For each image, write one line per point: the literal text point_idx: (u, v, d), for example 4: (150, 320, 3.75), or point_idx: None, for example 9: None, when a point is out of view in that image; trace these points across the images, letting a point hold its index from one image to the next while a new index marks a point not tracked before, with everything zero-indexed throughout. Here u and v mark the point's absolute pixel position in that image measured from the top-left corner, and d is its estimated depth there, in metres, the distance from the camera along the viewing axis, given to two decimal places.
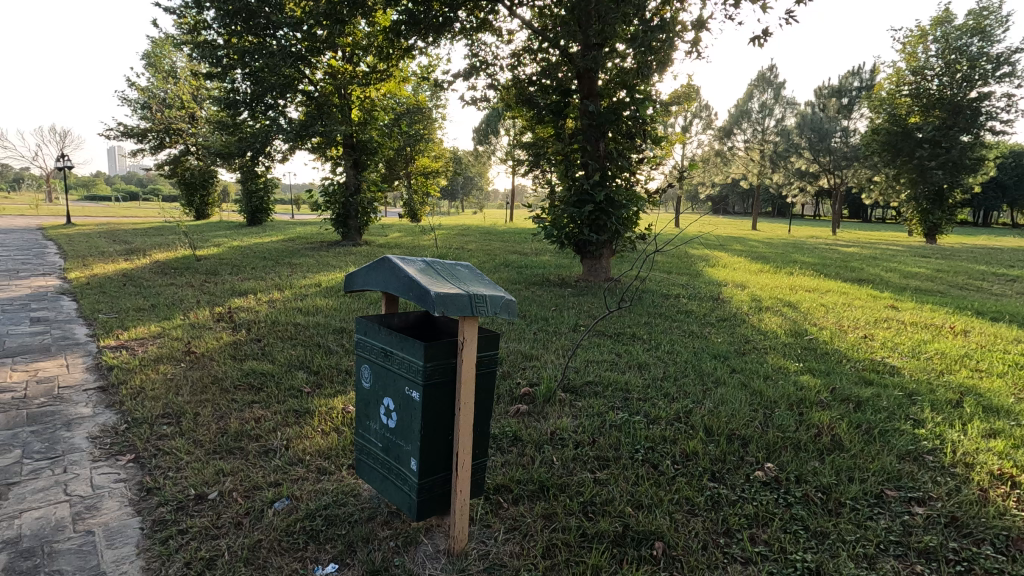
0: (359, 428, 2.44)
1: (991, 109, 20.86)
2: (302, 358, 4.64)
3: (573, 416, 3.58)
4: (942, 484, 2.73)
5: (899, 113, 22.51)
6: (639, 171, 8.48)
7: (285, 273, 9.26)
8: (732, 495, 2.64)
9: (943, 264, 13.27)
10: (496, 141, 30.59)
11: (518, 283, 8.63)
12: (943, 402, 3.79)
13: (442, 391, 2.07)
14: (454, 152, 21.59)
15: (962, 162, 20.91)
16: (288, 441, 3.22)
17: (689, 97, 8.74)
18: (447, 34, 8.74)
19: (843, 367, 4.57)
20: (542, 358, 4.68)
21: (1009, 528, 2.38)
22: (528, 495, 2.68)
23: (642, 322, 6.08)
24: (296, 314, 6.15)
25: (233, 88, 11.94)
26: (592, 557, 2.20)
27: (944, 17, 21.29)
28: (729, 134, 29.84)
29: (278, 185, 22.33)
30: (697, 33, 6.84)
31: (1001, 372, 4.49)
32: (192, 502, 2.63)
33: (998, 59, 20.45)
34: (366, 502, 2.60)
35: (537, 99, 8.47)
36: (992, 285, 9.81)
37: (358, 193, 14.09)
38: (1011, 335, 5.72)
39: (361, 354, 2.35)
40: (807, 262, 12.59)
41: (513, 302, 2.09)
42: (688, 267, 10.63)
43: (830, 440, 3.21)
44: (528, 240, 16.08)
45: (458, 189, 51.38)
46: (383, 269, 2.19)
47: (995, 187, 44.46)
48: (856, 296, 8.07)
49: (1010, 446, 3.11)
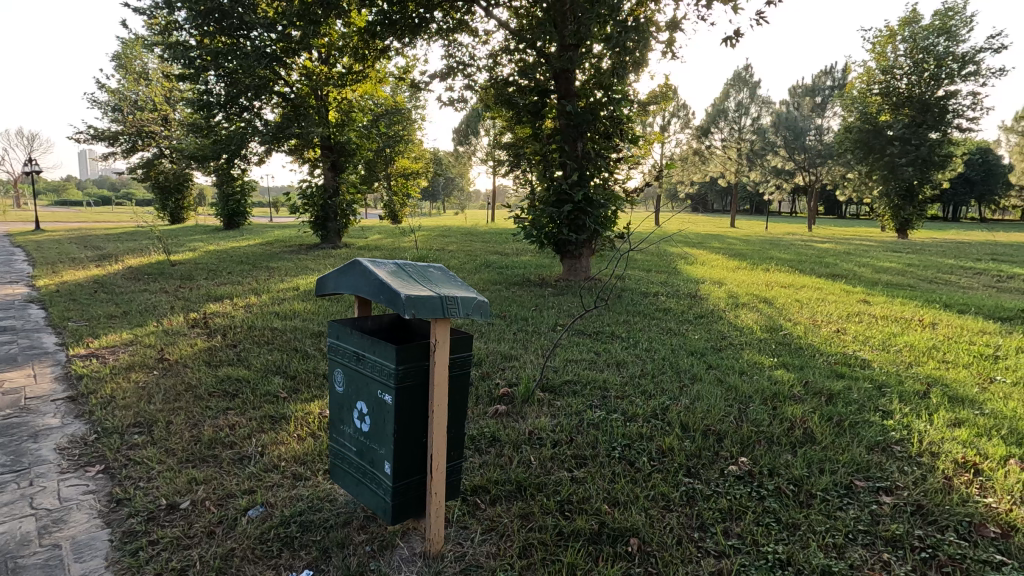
0: (333, 433, 2.42)
1: (958, 107, 21.49)
2: (279, 362, 4.59)
3: (551, 416, 3.60)
4: (909, 473, 2.80)
5: (870, 112, 23.01)
6: (618, 171, 8.52)
7: (263, 277, 9.15)
8: (707, 490, 2.68)
9: (913, 258, 13.61)
10: (476, 142, 30.56)
11: (497, 283, 8.64)
12: (911, 392, 3.89)
13: (415, 395, 2.06)
14: (435, 153, 21.56)
15: (931, 159, 21.46)
16: (263, 447, 3.18)
17: (666, 97, 8.83)
18: (423, 35, 8.70)
19: (816, 362, 4.66)
20: (522, 358, 4.70)
21: (972, 515, 2.45)
22: (505, 495, 2.69)
23: (621, 320, 6.12)
24: (273, 318, 6.07)
25: (206, 89, 11.74)
26: (569, 556, 2.22)
27: (911, 18, 21.79)
28: (707, 132, 30.14)
29: (255, 188, 22.03)
30: (671, 33, 6.90)
31: (966, 363, 4.63)
32: (163, 512, 2.59)
33: (963, 59, 21.05)
34: (342, 507, 2.58)
35: (515, 99, 8.48)
36: (960, 279, 10.08)
37: (337, 196, 13.93)
38: (977, 326, 5.89)
39: (334, 359, 2.33)
40: (783, 258, 12.83)
41: (486, 303, 2.09)
42: (667, 266, 10.73)
43: (803, 432, 3.27)
44: (509, 240, 16.13)
45: (439, 190, 51.23)
46: (354, 272, 2.18)
47: (964, 182, 45.77)
48: (830, 291, 8.23)
49: (974, 435, 3.21)
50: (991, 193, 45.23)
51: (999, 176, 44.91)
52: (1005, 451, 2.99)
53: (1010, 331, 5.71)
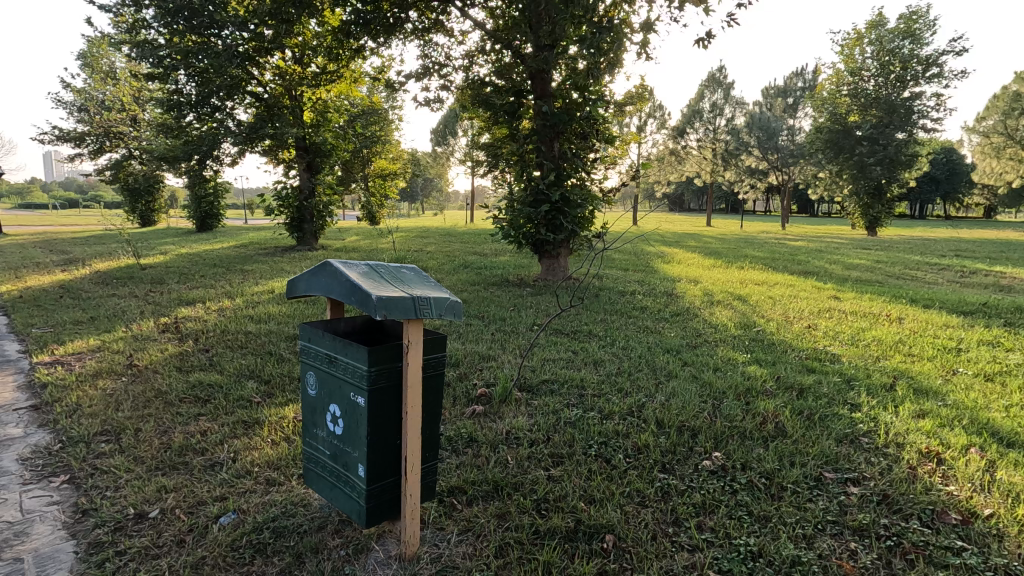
0: (306, 437, 2.38)
1: (923, 107, 22.15)
2: (253, 366, 4.51)
3: (528, 415, 3.60)
4: (875, 464, 2.88)
5: (839, 112, 23.57)
6: (594, 171, 8.57)
7: (236, 280, 8.99)
8: (681, 485, 2.72)
9: (881, 255, 13.96)
10: (454, 142, 30.45)
11: (475, 283, 8.62)
12: (878, 386, 4.00)
13: (388, 397, 2.05)
14: (412, 154, 21.47)
15: (898, 159, 22.05)
16: (235, 452, 3.13)
17: (642, 97, 8.92)
18: (398, 34, 8.64)
19: (787, 357, 4.76)
20: (499, 359, 4.70)
21: (934, 503, 2.52)
22: (482, 495, 2.68)
23: (598, 319, 6.16)
24: (247, 322, 5.97)
25: (176, 89, 11.48)
26: (544, 554, 2.23)
27: (878, 21, 22.40)
28: (683, 133, 30.53)
29: (229, 190, 21.63)
30: (645, 35, 6.98)
31: (931, 356, 4.77)
32: (131, 522, 2.53)
33: (927, 61, 21.72)
34: (317, 511, 2.56)
35: (492, 100, 8.47)
36: (925, 274, 10.40)
37: (313, 197, 13.70)
38: (941, 321, 6.07)
39: (306, 361, 2.30)
40: (758, 257, 13.05)
41: (459, 303, 2.09)
42: (645, 265, 10.84)
43: (774, 427, 3.34)
44: (488, 240, 16.13)
45: (417, 191, 50.93)
46: (325, 274, 2.15)
47: (929, 181, 47.23)
48: (802, 288, 8.40)
49: (938, 426, 3.31)
50: (954, 190, 46.73)
51: (962, 175, 46.39)
52: (966, 440, 3.09)
53: (972, 325, 5.91)
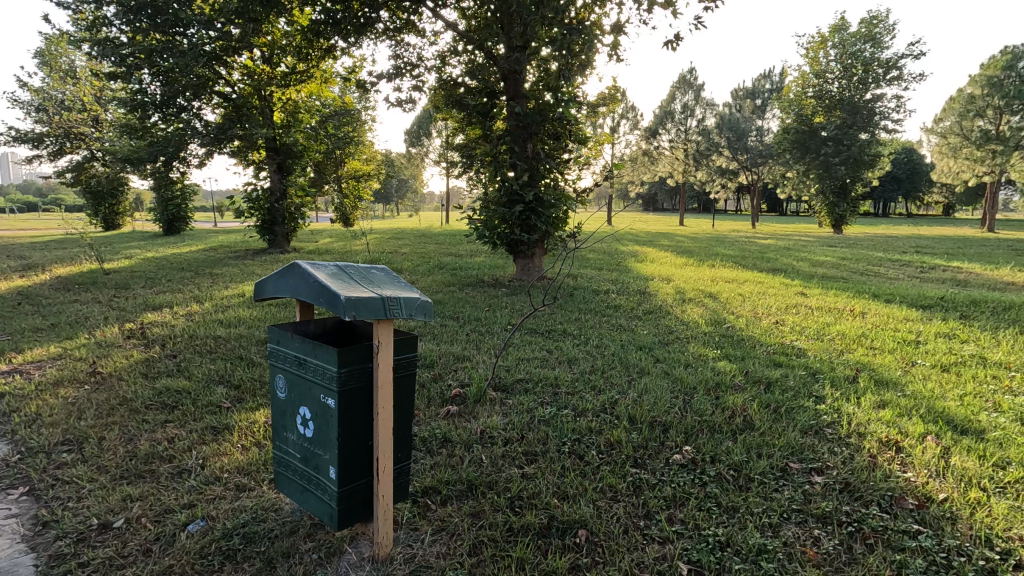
0: (276, 441, 2.35)
1: (884, 109, 22.90)
2: (222, 372, 4.42)
3: (503, 414, 3.62)
4: (838, 453, 2.98)
5: (805, 113, 24.22)
6: (568, 171, 8.64)
7: (205, 284, 8.80)
8: (652, 479, 2.77)
9: (846, 252, 14.37)
10: (429, 143, 30.27)
11: (450, 284, 8.61)
12: (841, 378, 4.13)
13: (359, 398, 2.04)
14: (386, 155, 21.32)
15: (862, 159, 22.72)
16: (204, 459, 3.07)
17: (615, 98, 9.00)
18: (369, 34, 8.56)
19: (756, 352, 4.87)
20: (474, 359, 4.71)
21: (893, 489, 2.62)
22: (456, 495, 2.69)
23: (572, 318, 6.22)
24: (217, 326, 5.85)
25: (140, 88, 11.16)
26: (518, 551, 2.24)
27: (840, 25, 23.07)
28: (655, 134, 30.86)
29: (197, 192, 21.12)
30: (615, 37, 7.08)
31: (892, 348, 4.94)
32: (95, 532, 2.46)
33: (887, 64, 22.50)
34: (288, 516, 2.53)
35: (465, 100, 8.46)
36: (888, 271, 10.75)
37: (284, 199, 13.46)
38: (902, 315, 6.29)
39: (275, 364, 2.28)
40: (728, 255, 13.36)
41: (429, 303, 2.09)
42: (618, 264, 10.96)
43: (742, 420, 3.42)
44: (463, 241, 16.11)
45: (392, 193, 50.55)
46: (293, 276, 2.13)
47: (891, 180, 48.82)
48: (770, 285, 8.59)
49: (896, 415, 3.43)
50: (915, 189, 48.40)
51: (923, 175, 48.07)
52: (923, 429, 3.21)
53: (931, 318, 6.13)
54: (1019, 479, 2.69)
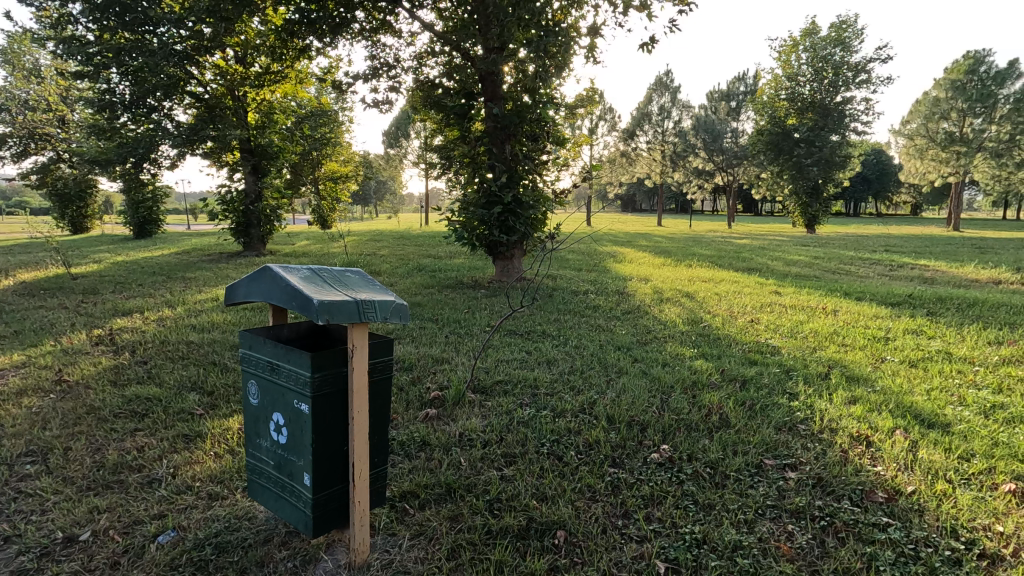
0: (249, 448, 2.31)
1: (854, 111, 23.49)
2: (194, 378, 4.32)
3: (482, 416, 3.60)
4: (811, 449, 3.04)
5: (778, 116, 24.70)
6: (546, 172, 8.65)
7: (177, 288, 8.61)
8: (630, 478, 2.78)
9: (819, 252, 14.66)
10: (407, 145, 30.05)
11: (429, 286, 8.56)
12: (814, 374, 4.21)
13: (333, 403, 2.01)
14: (364, 156, 21.13)
15: (833, 160, 23.25)
16: (175, 467, 3.00)
17: (593, 99, 9.06)
18: (345, 35, 8.47)
19: (732, 350, 4.94)
20: (453, 361, 4.68)
21: (863, 483, 2.68)
22: (434, 499, 2.67)
23: (552, 319, 6.23)
24: (189, 331, 5.73)
25: (107, 88, 10.86)
26: (496, 554, 2.24)
27: (811, 29, 23.61)
28: (633, 135, 31.12)
29: (169, 194, 20.67)
30: (592, 40, 7.14)
31: (862, 345, 5.06)
32: (59, 546, 2.38)
33: (857, 67, 23.08)
34: (262, 524, 2.49)
35: (443, 101, 8.42)
36: (859, 269, 11.00)
37: (260, 202, 13.23)
38: (872, 312, 6.44)
39: (247, 370, 2.23)
40: (705, 255, 13.54)
41: (405, 306, 2.08)
42: (597, 264, 11.03)
43: (718, 417, 3.47)
44: (443, 242, 16.05)
45: (370, 194, 50.09)
46: (264, 279, 2.09)
47: (861, 181, 50.05)
48: (746, 284, 8.73)
49: (867, 410, 3.51)
50: (884, 189, 49.68)
51: (891, 175, 49.37)
52: (892, 423, 3.29)
53: (899, 315, 6.29)
54: (983, 471, 2.77)
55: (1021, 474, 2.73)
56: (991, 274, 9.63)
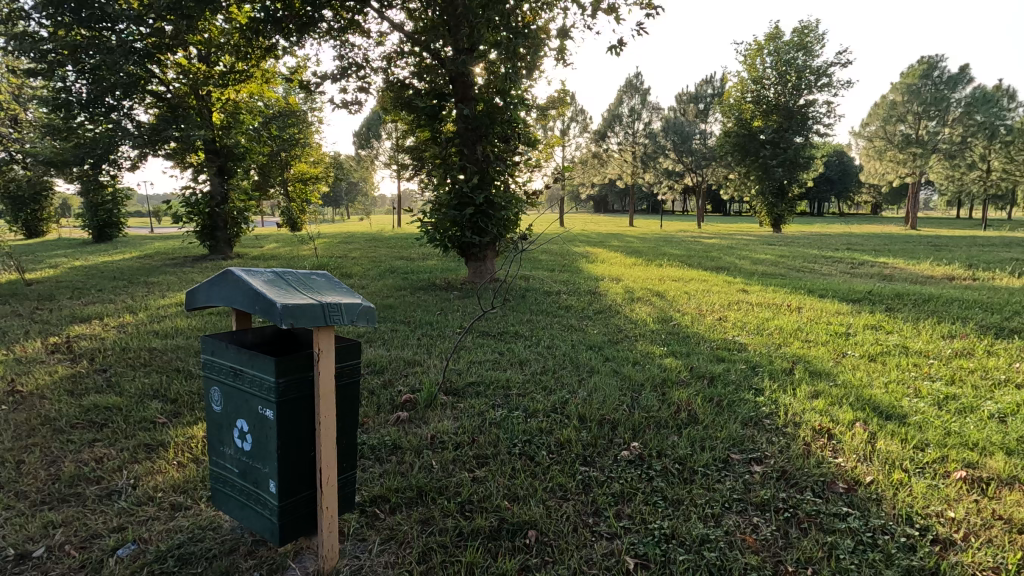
0: (212, 456, 2.25)
1: (816, 114, 24.19)
2: (157, 386, 4.19)
3: (454, 418, 3.59)
4: (775, 443, 3.11)
5: (745, 118, 25.28)
6: (518, 173, 8.67)
7: (139, 293, 8.34)
8: (601, 476, 2.81)
9: (785, 250, 15.04)
10: (378, 146, 29.78)
11: (401, 289, 8.49)
12: (779, 370, 4.33)
13: (299, 409, 1.98)
14: (334, 157, 20.84)
15: (797, 161, 23.89)
16: (136, 478, 2.91)
17: (564, 101, 9.12)
18: (312, 34, 8.34)
19: (700, 348, 5.03)
20: (425, 363, 4.66)
21: (825, 475, 2.77)
22: (405, 502, 2.65)
23: (525, 320, 6.24)
24: (151, 338, 5.55)
25: (63, 87, 10.44)
26: (468, 556, 2.23)
27: (775, 34, 24.26)
28: (604, 137, 31.45)
29: (130, 197, 20.02)
30: (561, 42, 7.20)
31: (825, 341, 5.21)
32: (11, 564, 2.28)
33: (818, 71, 23.80)
34: (227, 534, 2.43)
35: (414, 102, 8.36)
36: (822, 267, 11.34)
37: (226, 204, 12.92)
38: (834, 309, 6.65)
39: (209, 376, 2.18)
40: (675, 254, 13.77)
41: (372, 309, 2.06)
42: (570, 265, 11.10)
43: (687, 414, 3.53)
44: (415, 244, 15.94)
45: (341, 196, 49.39)
46: (226, 283, 2.05)
47: (824, 181, 51.53)
48: (714, 283, 8.90)
49: (829, 404, 3.62)
50: (846, 189, 51.31)
51: (852, 176, 51.03)
52: (852, 416, 3.40)
53: (859, 311, 6.51)
54: (936, 459, 2.89)
55: (971, 461, 2.85)
56: (945, 270, 10.05)
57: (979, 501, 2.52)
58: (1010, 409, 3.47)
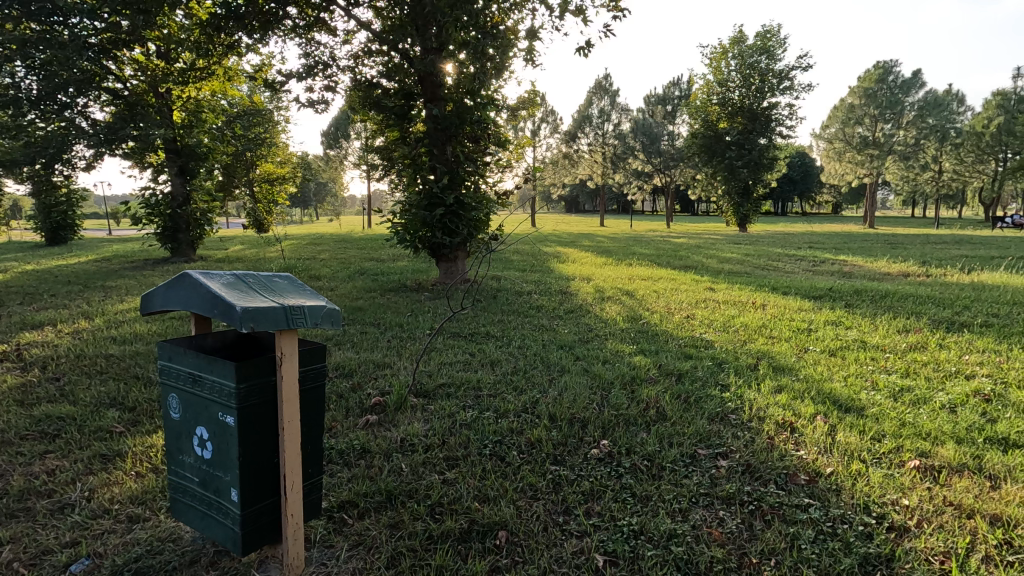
0: (171, 466, 2.18)
1: (779, 116, 24.87)
2: (114, 393, 4.03)
3: (424, 420, 3.56)
4: (740, 437, 3.18)
5: (711, 119, 25.79)
6: (489, 173, 8.65)
7: (96, 298, 8.03)
8: (571, 475, 2.83)
9: (751, 249, 15.40)
10: (347, 145, 29.34)
11: (371, 290, 8.38)
12: (744, 366, 4.43)
13: (261, 415, 1.93)
14: (302, 157, 20.47)
15: (761, 162, 24.53)
16: (90, 490, 2.80)
17: (534, 102, 9.14)
18: (277, 31, 8.17)
19: (668, 346, 5.11)
20: (395, 365, 4.61)
21: (787, 467, 2.84)
22: (374, 507, 2.61)
23: (496, 320, 6.23)
24: (109, 344, 5.35)
25: (11, 83, 9.94)
26: (437, 559, 2.21)
27: (738, 38, 24.85)
28: (574, 138, 31.64)
29: (86, 198, 19.27)
30: (530, 43, 7.23)
31: (788, 337, 5.36)
32: None
33: (781, 75, 24.47)
34: (188, 545, 2.36)
35: (383, 101, 8.26)
36: (786, 265, 11.65)
37: (188, 205, 12.54)
38: (796, 306, 6.83)
39: (167, 382, 2.12)
40: (645, 253, 13.97)
41: (337, 311, 2.03)
42: (541, 265, 11.14)
43: (655, 411, 3.59)
44: (385, 245, 15.75)
45: (310, 196, 48.54)
46: (184, 286, 1.99)
47: (788, 182, 53.01)
48: (682, 282, 9.05)
49: (791, 398, 3.72)
50: (808, 189, 52.94)
51: (814, 177, 52.69)
52: (813, 410, 3.50)
53: (820, 308, 6.71)
54: (892, 449, 3.00)
55: (925, 450, 2.97)
56: (900, 267, 10.44)
57: (931, 488, 2.62)
58: (959, 399, 3.62)
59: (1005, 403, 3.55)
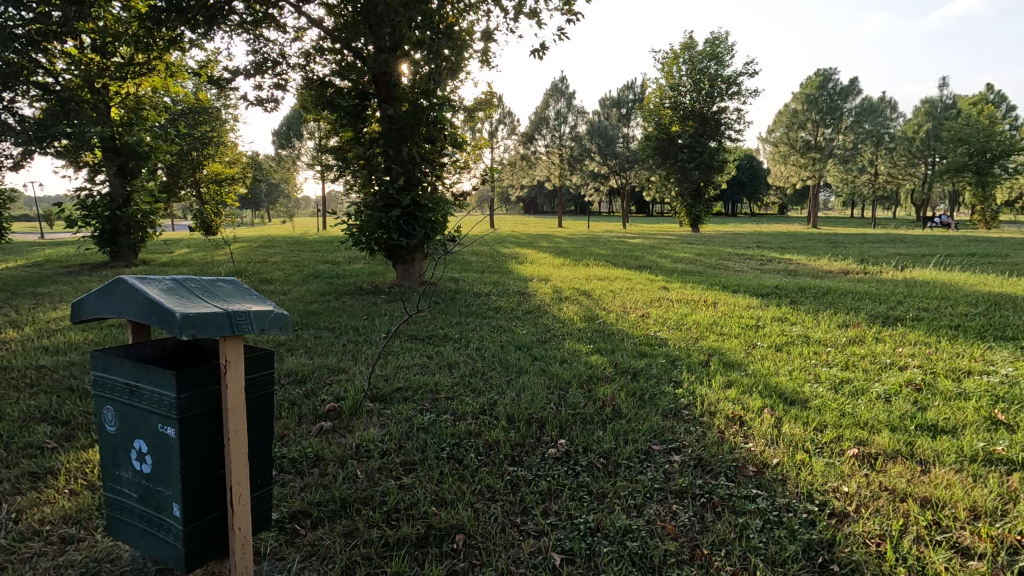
0: (107, 482, 2.06)
1: (728, 120, 25.74)
2: (44, 408, 3.78)
3: (380, 425, 3.50)
4: (693, 432, 3.27)
5: (664, 123, 26.41)
6: (446, 174, 8.59)
7: (25, 305, 7.53)
8: (528, 475, 2.84)
9: (703, 249, 15.87)
10: (300, 145, 28.57)
11: (325, 294, 8.19)
12: (696, 363, 4.55)
13: (204, 425, 1.85)
14: (251, 156, 19.80)
15: (712, 164, 25.31)
16: (18, 511, 2.61)
17: (491, 103, 9.14)
18: (223, 26, 7.87)
19: (624, 345, 5.20)
20: (350, 370, 4.51)
21: (737, 460, 2.94)
22: (328, 516, 2.55)
23: (453, 322, 6.20)
24: (39, 355, 5.02)
25: None
26: (393, 565, 2.18)
27: (689, 44, 25.55)
28: (531, 139, 31.83)
29: (14, 200, 18.07)
30: (485, 44, 7.24)
31: (737, 333, 5.55)
32: None
33: (729, 80, 25.32)
34: (127, 565, 2.24)
35: (336, 101, 8.09)
36: (736, 264, 12.05)
37: (129, 207, 11.93)
38: (745, 303, 7.08)
39: (101, 395, 2.00)
40: (602, 254, 14.19)
41: (285, 316, 1.96)
42: (499, 266, 11.16)
43: (611, 409, 3.64)
44: (341, 247, 15.44)
45: (260, 197, 46.97)
46: (118, 293, 1.88)
47: (737, 183, 54.95)
48: (638, 281, 9.24)
49: (741, 393, 3.85)
50: (756, 191, 55.03)
51: (761, 179, 54.86)
52: (761, 403, 3.63)
53: (767, 305, 6.98)
54: (833, 439, 3.15)
55: (862, 439, 3.12)
56: (841, 265, 10.96)
57: (868, 474, 2.76)
58: (894, 389, 3.84)
59: (933, 392, 3.79)
